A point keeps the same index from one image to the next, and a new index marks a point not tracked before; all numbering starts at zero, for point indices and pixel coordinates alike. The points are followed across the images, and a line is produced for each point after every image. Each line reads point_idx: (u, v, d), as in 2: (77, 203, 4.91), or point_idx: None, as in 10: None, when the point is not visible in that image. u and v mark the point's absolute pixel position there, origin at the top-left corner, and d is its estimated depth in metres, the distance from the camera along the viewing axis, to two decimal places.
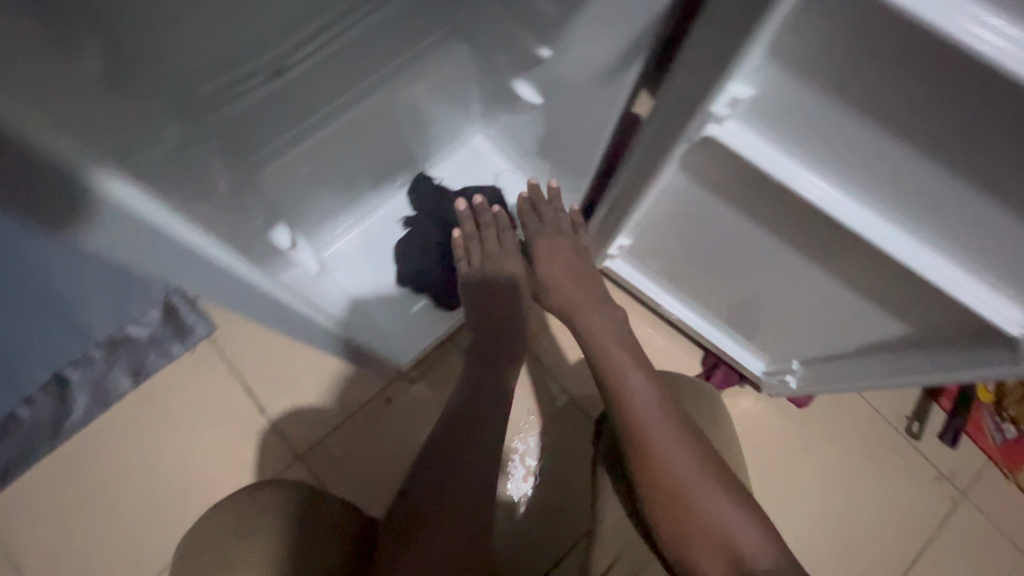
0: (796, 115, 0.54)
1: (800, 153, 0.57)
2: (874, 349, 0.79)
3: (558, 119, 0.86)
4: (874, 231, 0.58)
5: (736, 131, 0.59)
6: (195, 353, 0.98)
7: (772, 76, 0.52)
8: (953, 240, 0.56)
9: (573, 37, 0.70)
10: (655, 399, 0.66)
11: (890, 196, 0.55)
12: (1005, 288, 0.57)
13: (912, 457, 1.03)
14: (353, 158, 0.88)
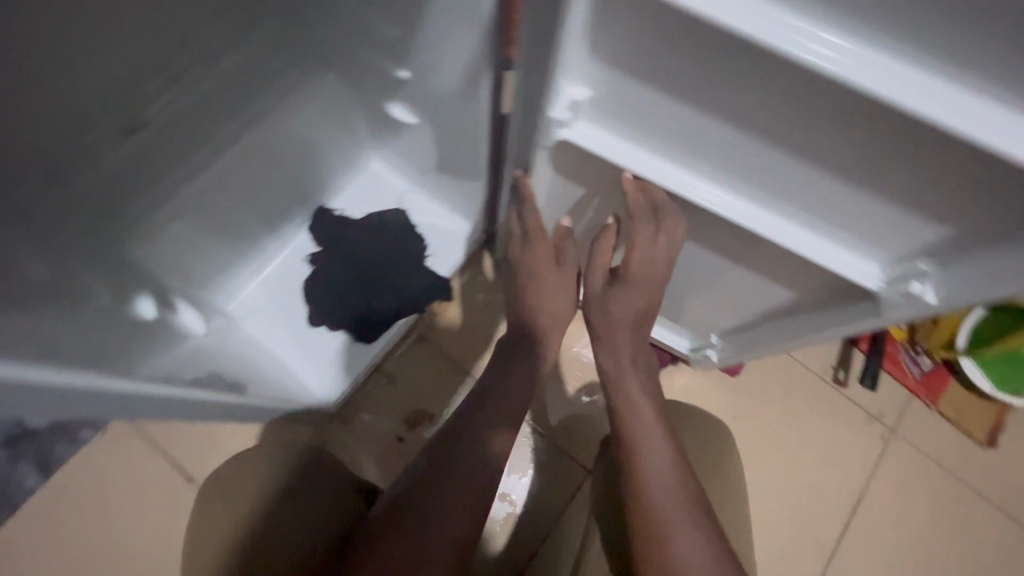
0: (636, 108, 0.52)
1: (653, 144, 0.55)
2: (772, 315, 0.78)
3: (436, 133, 0.81)
4: (730, 213, 0.57)
5: (587, 130, 0.57)
6: (107, 433, 0.95)
7: (603, 72, 0.49)
8: (815, 215, 0.54)
9: (421, 55, 0.65)
10: (677, 473, 0.61)
11: (742, 177, 0.54)
12: (863, 247, 0.55)
13: (842, 404, 1.08)
14: (228, 209, 0.84)
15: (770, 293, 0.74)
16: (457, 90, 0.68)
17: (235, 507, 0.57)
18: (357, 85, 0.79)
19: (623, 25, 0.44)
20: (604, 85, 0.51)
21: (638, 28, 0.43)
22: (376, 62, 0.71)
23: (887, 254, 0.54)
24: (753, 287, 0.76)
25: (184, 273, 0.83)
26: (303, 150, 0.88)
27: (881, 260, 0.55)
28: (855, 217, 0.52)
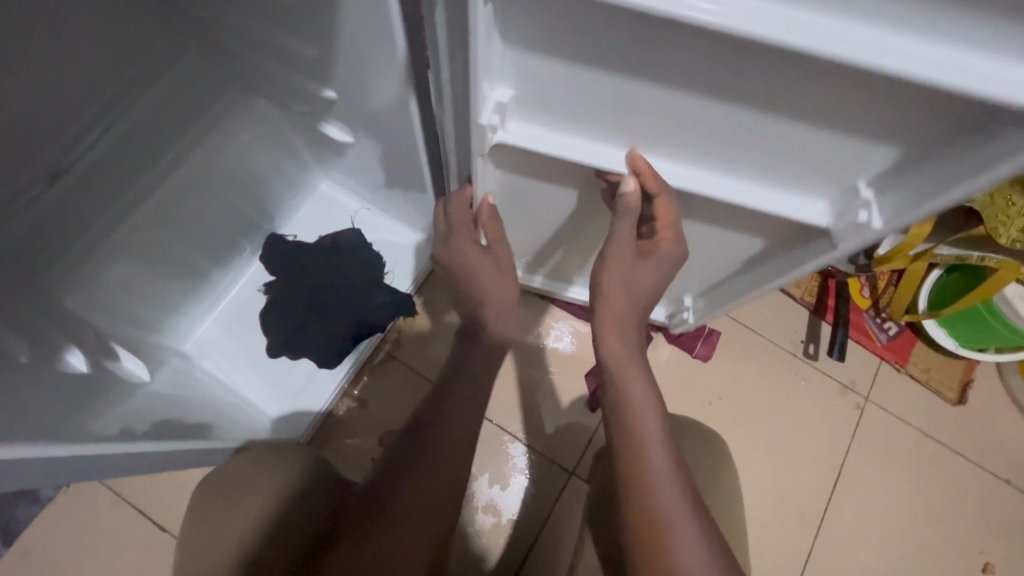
0: (562, 97, 0.52)
1: (586, 130, 0.55)
2: (738, 268, 0.77)
3: (376, 149, 0.80)
4: (673, 178, 0.57)
5: (522, 131, 0.57)
6: (70, 490, 0.92)
7: (525, 72, 0.50)
8: (755, 170, 0.55)
9: (345, 73, 0.64)
10: (678, 482, 0.54)
11: (678, 144, 0.54)
12: (806, 188, 0.55)
13: (814, 377, 1.09)
14: (171, 247, 0.81)
15: (735, 246, 0.72)
16: (386, 106, 0.67)
17: (224, 525, 0.55)
18: (288, 109, 0.78)
19: (534, 19, 0.44)
20: (526, 82, 0.51)
21: (546, 20, 0.43)
22: (301, 84, 0.70)
23: (832, 190, 0.54)
24: (719, 247, 0.74)
25: (131, 318, 0.80)
26: (243, 179, 0.86)
27: (827, 197, 0.56)
28: (792, 161, 0.52)
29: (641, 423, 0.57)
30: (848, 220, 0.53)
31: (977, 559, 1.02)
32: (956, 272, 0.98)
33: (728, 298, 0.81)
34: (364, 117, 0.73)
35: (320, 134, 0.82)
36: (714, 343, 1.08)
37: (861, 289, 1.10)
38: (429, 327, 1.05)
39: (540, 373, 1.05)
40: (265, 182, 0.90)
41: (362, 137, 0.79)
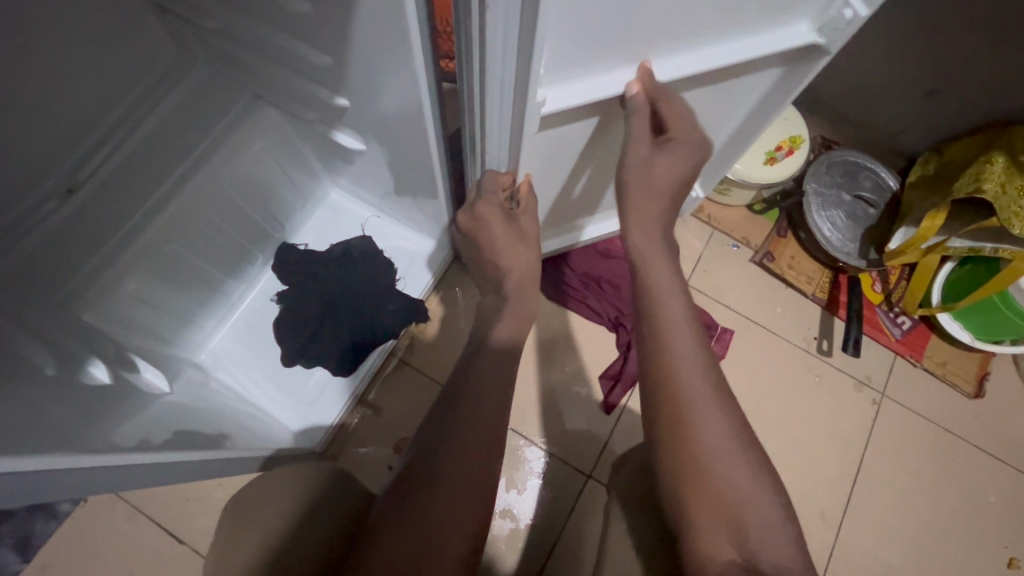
0: (596, 45, 0.51)
1: (616, 62, 0.55)
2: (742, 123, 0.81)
3: (389, 156, 0.80)
4: (686, 65, 0.58)
5: (551, 96, 0.55)
6: (87, 503, 0.92)
7: (561, 41, 0.48)
8: (751, 24, 0.57)
9: (359, 82, 0.64)
10: (705, 366, 0.53)
11: (692, 36, 0.55)
12: (787, 15, 0.58)
13: (829, 373, 1.08)
14: (186, 257, 0.82)
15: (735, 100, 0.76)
16: (400, 114, 0.67)
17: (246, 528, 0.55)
18: (300, 119, 0.78)
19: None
20: (559, 60, 0.51)
21: None
22: (314, 94, 0.70)
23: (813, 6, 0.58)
24: (722, 108, 0.77)
25: (146, 330, 0.80)
26: (254, 192, 0.87)
27: (808, 14, 0.59)
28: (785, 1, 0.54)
29: (669, 309, 0.56)
30: (836, 23, 0.57)
31: (1002, 553, 1.00)
32: (967, 264, 0.99)
33: (727, 153, 0.88)
34: (375, 124, 0.72)
35: (332, 143, 0.82)
36: (728, 342, 1.08)
37: (872, 284, 1.09)
38: (441, 332, 1.05)
39: (552, 376, 1.05)
40: (277, 192, 0.90)
41: (374, 145, 0.79)
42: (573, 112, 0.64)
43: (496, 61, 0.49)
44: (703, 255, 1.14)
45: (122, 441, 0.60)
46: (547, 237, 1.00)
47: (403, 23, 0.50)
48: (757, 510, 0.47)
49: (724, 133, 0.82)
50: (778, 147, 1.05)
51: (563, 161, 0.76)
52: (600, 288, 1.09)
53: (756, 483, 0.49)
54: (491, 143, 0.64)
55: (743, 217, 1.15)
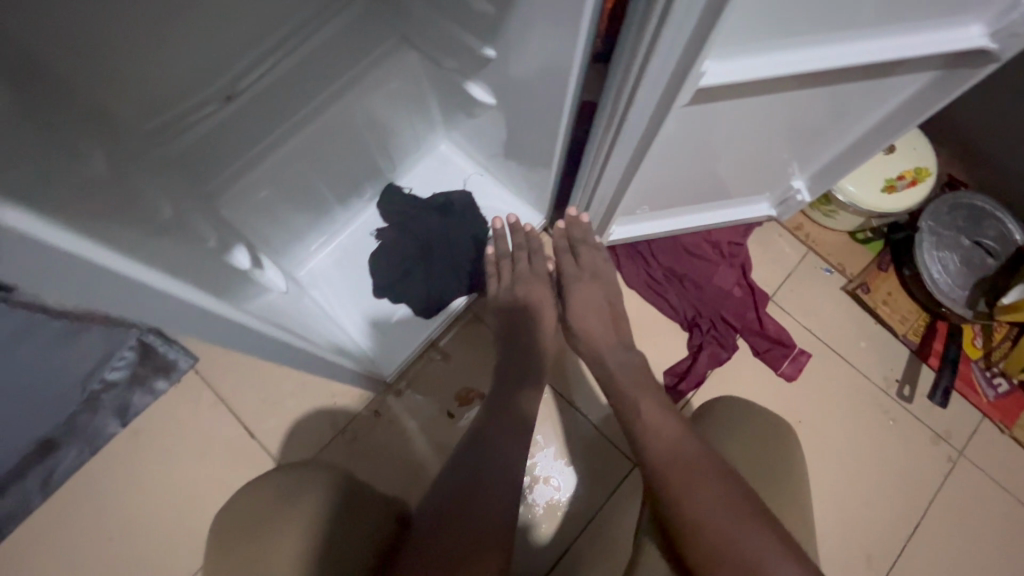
0: (774, 22, 0.51)
1: (785, 43, 0.55)
2: (880, 127, 0.80)
3: (514, 116, 0.83)
4: (849, 54, 0.57)
5: (714, 69, 0.55)
6: (180, 385, 1.02)
7: (742, 13, 0.49)
8: (924, 18, 0.56)
9: (512, 35, 0.67)
10: (685, 451, 0.60)
11: (863, 27, 0.55)
12: (962, 16, 0.57)
13: (905, 419, 1.03)
14: (311, 175, 0.87)
15: (879, 92, 0.74)
16: (542, 73, 0.69)
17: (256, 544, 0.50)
18: (439, 66, 0.82)
19: None
20: (735, 34, 0.51)
21: None
22: (464, 41, 0.73)
23: (991, 11, 0.56)
24: (861, 103, 0.76)
25: (261, 236, 0.86)
26: (376, 131, 0.91)
27: (984, 18, 0.58)
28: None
29: (639, 403, 0.71)
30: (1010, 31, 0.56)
31: None
32: None
33: (850, 155, 0.86)
34: (513, 82, 0.75)
35: (461, 95, 0.86)
36: (802, 364, 1.05)
37: (974, 338, 1.04)
38: None
39: None
40: (397, 134, 0.95)
41: (501, 102, 0.82)
42: (715, 96, 0.65)
43: (673, 24, 0.49)
44: (792, 273, 1.10)
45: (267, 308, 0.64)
46: (640, 221, 1.01)
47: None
48: (744, 533, 0.50)
49: (856, 127, 0.81)
50: (900, 176, 1.00)
51: (686, 141, 0.77)
52: (681, 285, 1.08)
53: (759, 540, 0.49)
54: (629, 114, 0.64)
55: (843, 242, 1.11)
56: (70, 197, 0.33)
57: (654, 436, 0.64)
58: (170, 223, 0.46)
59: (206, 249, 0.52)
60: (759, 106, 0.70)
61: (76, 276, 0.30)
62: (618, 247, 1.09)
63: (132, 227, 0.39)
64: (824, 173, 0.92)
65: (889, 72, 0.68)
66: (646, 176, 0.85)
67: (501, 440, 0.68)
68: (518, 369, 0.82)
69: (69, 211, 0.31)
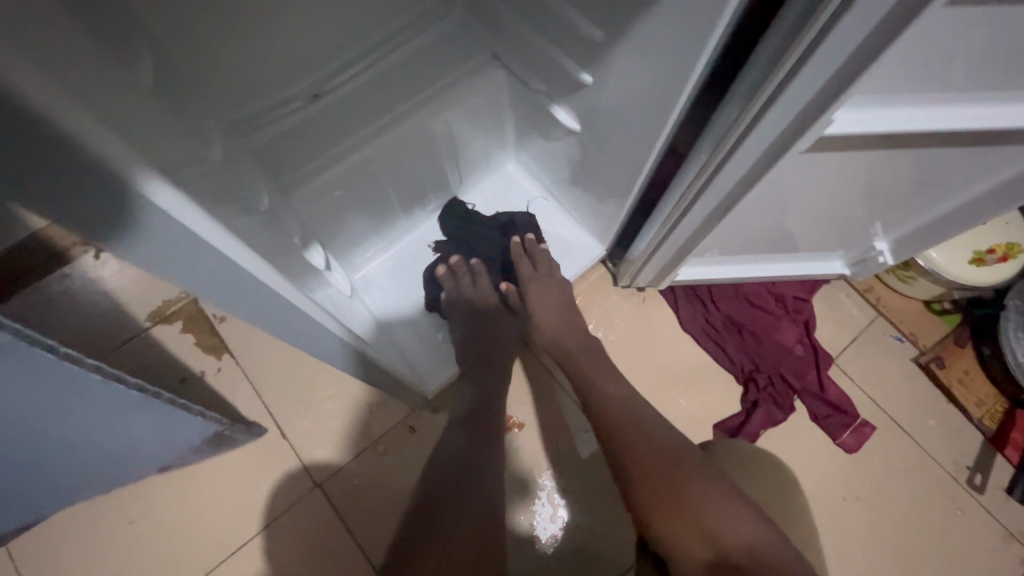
0: (914, 75, 0.48)
1: (916, 98, 0.51)
2: (993, 198, 0.74)
3: (593, 145, 0.81)
4: (982, 117, 0.54)
5: (842, 116, 0.52)
6: (219, 375, 1.00)
7: (885, 64, 0.46)
8: None
9: (615, 64, 0.65)
10: (647, 428, 0.67)
11: (1001, 89, 0.52)
12: None
13: (974, 511, 0.95)
14: (383, 184, 0.86)
15: (993, 163, 0.69)
16: (638, 105, 0.67)
17: None
18: (527, 88, 0.81)
19: (934, 23, 0.42)
20: (869, 84, 0.49)
21: (962, 11, 0.41)
22: (559, 63, 0.72)
23: None
24: (972, 171, 0.71)
25: (326, 237, 0.85)
26: (451, 144, 0.90)
27: None
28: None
29: (600, 387, 0.76)
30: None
31: None
32: None
33: (950, 223, 0.81)
34: (603, 111, 0.73)
35: (543, 117, 0.85)
36: (864, 437, 0.98)
37: None
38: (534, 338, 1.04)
39: (666, 406, 1.01)
40: (469, 150, 0.94)
41: (584, 130, 0.80)
42: (822, 146, 0.62)
43: (813, 67, 0.46)
44: (859, 337, 1.04)
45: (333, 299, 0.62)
46: (705, 264, 0.97)
47: (717, 11, 0.49)
48: (708, 496, 0.58)
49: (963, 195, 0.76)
50: (989, 249, 0.94)
51: (774, 190, 0.74)
52: (739, 336, 1.03)
53: (722, 500, 0.57)
54: (731, 158, 0.61)
55: (916, 311, 1.04)
56: (189, 175, 0.32)
57: (630, 438, 0.66)
58: (263, 214, 0.44)
59: (291, 243, 0.50)
60: (861, 159, 0.67)
61: (178, 249, 0.29)
62: (676, 287, 1.05)
63: (247, 224, 0.39)
64: (913, 239, 0.87)
65: (1011, 141, 0.64)
66: (727, 220, 0.82)
67: (485, 463, 0.70)
68: (489, 381, 0.84)
69: (184, 182, 0.30)
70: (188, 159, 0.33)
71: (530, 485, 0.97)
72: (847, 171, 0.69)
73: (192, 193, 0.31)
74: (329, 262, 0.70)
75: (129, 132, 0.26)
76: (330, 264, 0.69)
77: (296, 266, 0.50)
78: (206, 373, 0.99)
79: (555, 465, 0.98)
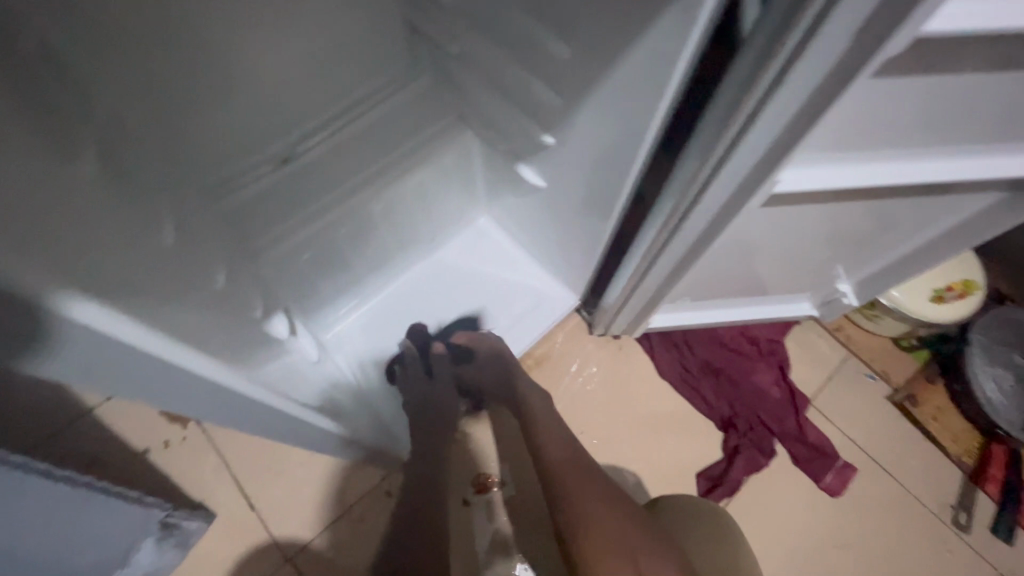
0: (853, 135, 0.51)
1: (859, 156, 0.54)
2: (943, 242, 0.77)
3: (560, 200, 0.83)
4: (922, 170, 0.56)
5: (790, 175, 0.54)
6: (183, 445, 0.95)
7: (825, 127, 0.49)
8: (998, 142, 0.56)
9: (576, 126, 0.68)
10: (593, 480, 0.66)
11: (935, 146, 0.55)
12: None
13: (962, 552, 0.94)
14: (353, 244, 0.87)
15: (940, 208, 0.73)
16: (600, 164, 0.69)
17: None
18: (495, 147, 0.84)
19: (864, 91, 0.44)
20: (813, 146, 0.51)
21: (889, 80, 0.44)
22: (523, 125, 0.75)
23: None
24: (920, 217, 0.75)
25: (296, 300, 0.84)
26: (422, 204, 0.91)
27: None
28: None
29: (551, 436, 0.74)
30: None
31: None
32: None
33: (906, 265, 0.84)
34: (568, 169, 0.76)
35: (510, 174, 0.87)
36: (847, 479, 0.97)
37: None
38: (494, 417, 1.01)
39: (648, 455, 1.00)
40: (441, 206, 0.95)
41: (550, 186, 0.82)
42: (777, 200, 0.64)
43: (761, 128, 0.48)
44: (833, 377, 1.05)
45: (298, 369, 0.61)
46: (677, 310, 0.98)
47: (668, 76, 0.51)
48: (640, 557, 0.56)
49: (914, 239, 0.79)
50: (947, 287, 0.97)
51: (737, 240, 0.76)
52: (717, 380, 1.03)
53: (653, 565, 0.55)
54: (693, 210, 0.62)
55: (886, 348, 1.06)
56: (125, 272, 0.31)
57: (571, 480, 0.66)
58: (217, 290, 0.44)
59: (251, 316, 0.49)
60: (816, 209, 0.69)
61: (111, 351, 0.28)
62: (652, 333, 1.06)
63: (193, 312, 0.38)
64: (874, 281, 0.90)
65: (952, 189, 0.67)
66: (695, 269, 0.84)
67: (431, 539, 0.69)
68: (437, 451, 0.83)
69: (116, 282, 0.30)
70: (128, 253, 0.32)
71: (513, 546, 0.94)
72: (803, 220, 0.72)
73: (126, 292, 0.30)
74: (296, 328, 0.69)
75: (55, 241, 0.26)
76: (296, 330, 0.69)
77: (255, 341, 0.48)
78: (168, 444, 0.95)
79: (536, 525, 0.94)
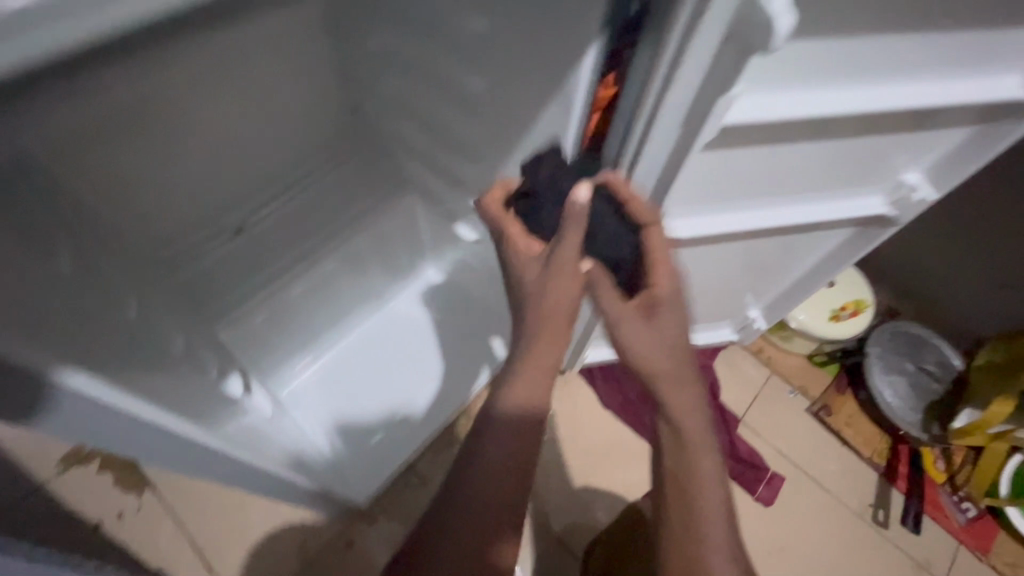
0: (711, 192, 0.62)
1: (721, 208, 0.66)
2: (822, 269, 0.90)
3: (495, 252, 0.92)
4: (774, 217, 0.68)
5: (667, 227, 0.65)
6: (138, 513, 0.95)
7: (686, 188, 0.60)
8: (828, 190, 0.68)
9: (499, 188, 0.78)
10: (718, 489, 0.53)
11: (781, 198, 0.67)
12: (860, 191, 0.69)
13: (883, 547, 1.03)
14: (307, 303, 0.93)
15: (810, 242, 0.85)
16: None
17: None
18: (435, 208, 0.93)
19: (706, 160, 0.56)
20: (680, 203, 0.63)
21: (723, 152, 0.55)
22: (455, 189, 0.84)
23: (883, 187, 0.69)
24: (799, 248, 0.87)
25: (251, 358, 0.88)
26: (370, 262, 0.99)
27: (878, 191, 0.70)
28: (860, 175, 0.66)
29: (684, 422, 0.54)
30: (905, 202, 0.68)
31: None
32: None
33: (799, 289, 0.96)
34: None
35: (450, 231, 0.96)
36: (778, 489, 1.06)
37: (935, 461, 1.07)
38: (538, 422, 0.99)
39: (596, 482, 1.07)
40: (389, 263, 1.03)
41: (485, 240, 0.92)
42: (670, 245, 0.75)
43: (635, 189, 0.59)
44: (759, 395, 1.16)
45: (255, 423, 0.66)
46: (612, 344, 1.06)
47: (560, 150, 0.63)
48: None
49: (800, 267, 0.92)
50: (842, 307, 1.11)
51: None
52: (655, 407, 1.12)
53: None
54: None
55: (803, 365, 1.18)
56: (97, 347, 0.37)
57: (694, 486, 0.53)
58: (177, 354, 0.50)
59: (206, 377, 0.55)
60: (708, 250, 0.81)
61: (89, 415, 0.34)
62: (592, 367, 1.14)
63: (154, 374, 0.43)
64: (777, 305, 1.02)
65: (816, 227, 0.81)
66: (618, 306, 0.93)
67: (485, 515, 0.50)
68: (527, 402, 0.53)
69: (89, 356, 0.35)
70: (97, 330, 0.38)
71: None
72: (700, 259, 0.84)
73: (95, 363, 0.35)
74: (252, 386, 0.74)
75: (43, 328, 0.32)
76: (251, 388, 0.73)
77: (211, 399, 0.54)
78: (123, 513, 0.95)
79: None
